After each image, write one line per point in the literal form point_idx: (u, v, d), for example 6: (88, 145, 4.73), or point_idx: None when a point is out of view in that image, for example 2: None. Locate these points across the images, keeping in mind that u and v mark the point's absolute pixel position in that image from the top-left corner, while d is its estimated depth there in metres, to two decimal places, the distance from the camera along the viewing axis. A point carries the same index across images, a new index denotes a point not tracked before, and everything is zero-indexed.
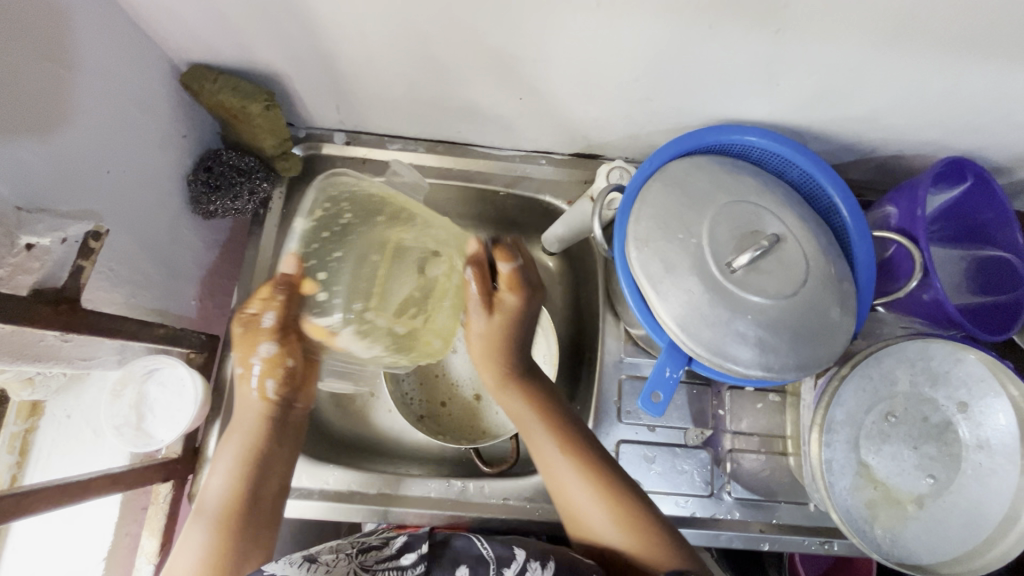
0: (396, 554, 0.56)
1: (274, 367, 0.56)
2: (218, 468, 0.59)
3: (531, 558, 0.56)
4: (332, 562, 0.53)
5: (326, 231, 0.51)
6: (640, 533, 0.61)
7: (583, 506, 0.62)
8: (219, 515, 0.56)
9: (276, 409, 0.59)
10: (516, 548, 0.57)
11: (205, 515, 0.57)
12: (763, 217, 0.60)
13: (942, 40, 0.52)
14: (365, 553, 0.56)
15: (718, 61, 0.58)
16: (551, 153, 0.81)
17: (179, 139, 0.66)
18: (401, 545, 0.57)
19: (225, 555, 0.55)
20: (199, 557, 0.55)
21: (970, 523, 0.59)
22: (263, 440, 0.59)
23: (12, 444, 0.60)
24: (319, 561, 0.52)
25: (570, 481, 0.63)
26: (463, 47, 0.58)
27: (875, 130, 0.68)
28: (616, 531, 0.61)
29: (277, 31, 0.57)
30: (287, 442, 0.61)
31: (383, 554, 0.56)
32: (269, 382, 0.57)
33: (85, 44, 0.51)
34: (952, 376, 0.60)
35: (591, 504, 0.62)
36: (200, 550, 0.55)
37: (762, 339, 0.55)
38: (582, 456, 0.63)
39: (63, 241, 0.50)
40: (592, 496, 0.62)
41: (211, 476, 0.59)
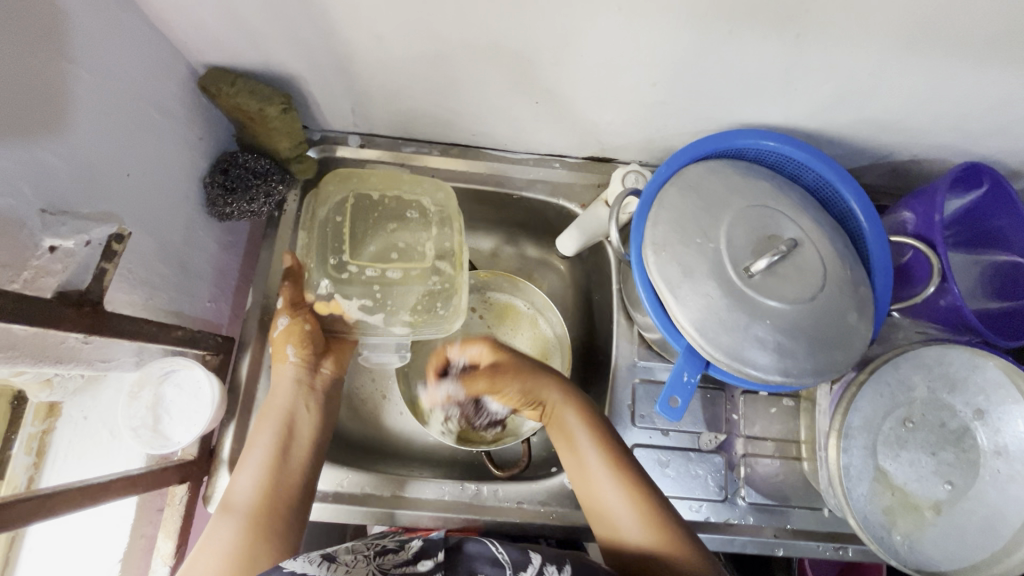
0: (414, 559, 0.54)
1: (294, 333, 0.69)
2: (254, 452, 0.63)
3: (548, 562, 0.55)
4: (351, 562, 0.53)
5: (319, 232, 0.74)
6: (670, 535, 0.59)
7: (610, 504, 0.62)
8: (254, 499, 0.60)
9: (305, 373, 0.69)
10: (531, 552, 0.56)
11: (237, 507, 0.59)
12: (781, 222, 0.59)
13: (962, 46, 0.52)
14: (382, 556, 0.55)
15: (736, 66, 0.58)
16: (564, 156, 0.81)
17: (196, 141, 0.67)
18: (418, 549, 0.56)
19: (260, 545, 0.56)
20: (235, 538, 0.56)
21: (988, 529, 0.59)
22: (291, 406, 0.67)
23: (30, 445, 0.61)
24: (338, 560, 0.53)
25: (603, 480, 0.62)
26: (481, 51, 0.58)
27: (892, 135, 0.68)
28: (643, 532, 0.59)
29: (297, 35, 0.57)
30: (314, 411, 0.69)
31: (401, 558, 0.55)
32: (290, 346, 0.69)
33: (107, 49, 0.51)
34: (970, 383, 0.60)
35: (621, 503, 0.61)
36: (232, 537, 0.56)
37: (780, 344, 0.55)
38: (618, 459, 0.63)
39: (86, 243, 0.50)
40: (622, 495, 0.61)
41: (242, 475, 0.62)
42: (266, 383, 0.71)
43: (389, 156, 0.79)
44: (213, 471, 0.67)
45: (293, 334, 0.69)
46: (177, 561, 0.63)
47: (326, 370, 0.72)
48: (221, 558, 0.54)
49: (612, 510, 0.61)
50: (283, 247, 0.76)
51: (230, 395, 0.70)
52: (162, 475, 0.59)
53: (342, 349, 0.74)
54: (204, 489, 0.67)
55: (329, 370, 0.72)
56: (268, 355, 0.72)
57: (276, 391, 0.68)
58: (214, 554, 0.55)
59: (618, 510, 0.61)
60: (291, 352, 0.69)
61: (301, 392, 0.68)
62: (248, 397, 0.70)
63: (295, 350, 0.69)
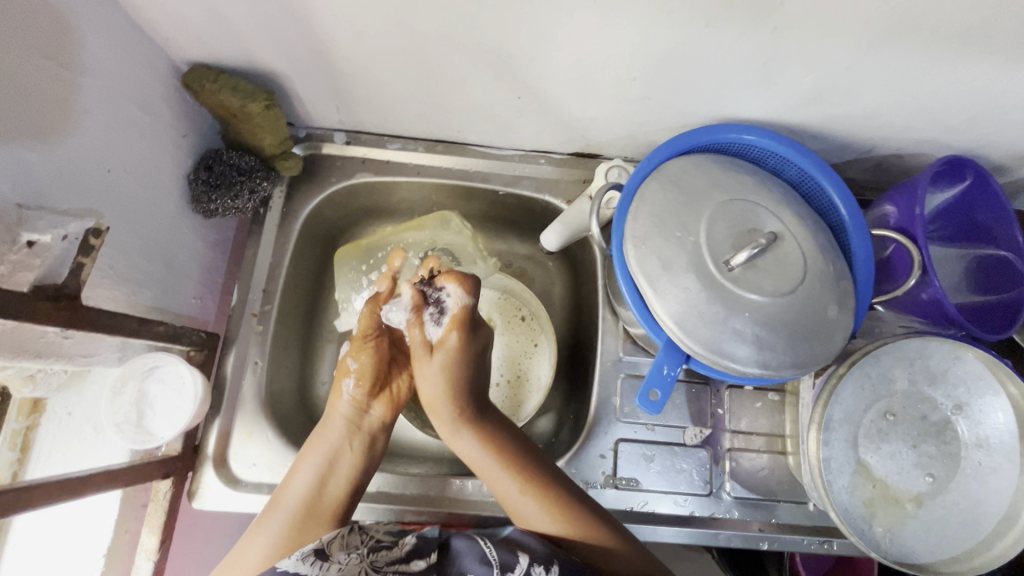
0: (407, 558, 0.56)
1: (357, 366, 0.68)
2: (302, 466, 0.63)
3: (535, 563, 0.55)
4: (344, 561, 0.55)
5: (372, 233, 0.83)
6: (575, 519, 0.62)
7: (516, 497, 0.64)
8: (292, 512, 0.61)
9: (359, 411, 0.68)
10: (520, 553, 0.57)
11: (281, 511, 0.61)
12: (761, 216, 0.60)
13: (939, 38, 0.52)
14: (377, 552, 0.56)
15: (715, 59, 0.58)
16: (549, 152, 0.81)
17: (180, 138, 0.67)
18: (411, 547, 0.57)
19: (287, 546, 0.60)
20: (271, 549, 0.59)
21: (970, 521, 0.59)
22: (340, 439, 0.65)
23: (13, 441, 0.59)
24: (331, 560, 0.55)
25: (502, 478, 0.65)
26: (460, 47, 0.59)
27: (873, 129, 0.68)
28: (552, 519, 0.63)
29: (277, 31, 0.57)
30: (359, 447, 0.66)
31: (394, 555, 0.56)
32: (349, 377, 0.68)
33: (86, 44, 0.52)
34: (951, 375, 0.60)
35: (522, 497, 0.63)
36: (272, 543, 0.60)
37: (759, 337, 0.55)
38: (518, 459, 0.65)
39: (63, 238, 0.49)
40: (523, 489, 0.64)
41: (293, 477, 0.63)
42: (250, 379, 0.71)
43: (375, 153, 0.79)
44: (198, 467, 0.67)
45: (358, 350, 0.69)
46: (161, 557, 0.63)
47: (376, 412, 0.69)
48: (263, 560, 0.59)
49: (516, 503, 0.64)
50: (269, 244, 0.76)
51: (214, 391, 0.70)
52: (144, 470, 0.59)
53: (395, 390, 0.71)
54: (189, 484, 0.67)
55: (379, 412, 0.70)
56: (254, 352, 0.72)
57: (331, 424, 0.66)
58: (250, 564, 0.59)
59: (525, 505, 0.63)
60: (349, 386, 0.68)
61: (349, 431, 0.66)
62: (233, 393, 0.70)
63: (353, 384, 0.68)
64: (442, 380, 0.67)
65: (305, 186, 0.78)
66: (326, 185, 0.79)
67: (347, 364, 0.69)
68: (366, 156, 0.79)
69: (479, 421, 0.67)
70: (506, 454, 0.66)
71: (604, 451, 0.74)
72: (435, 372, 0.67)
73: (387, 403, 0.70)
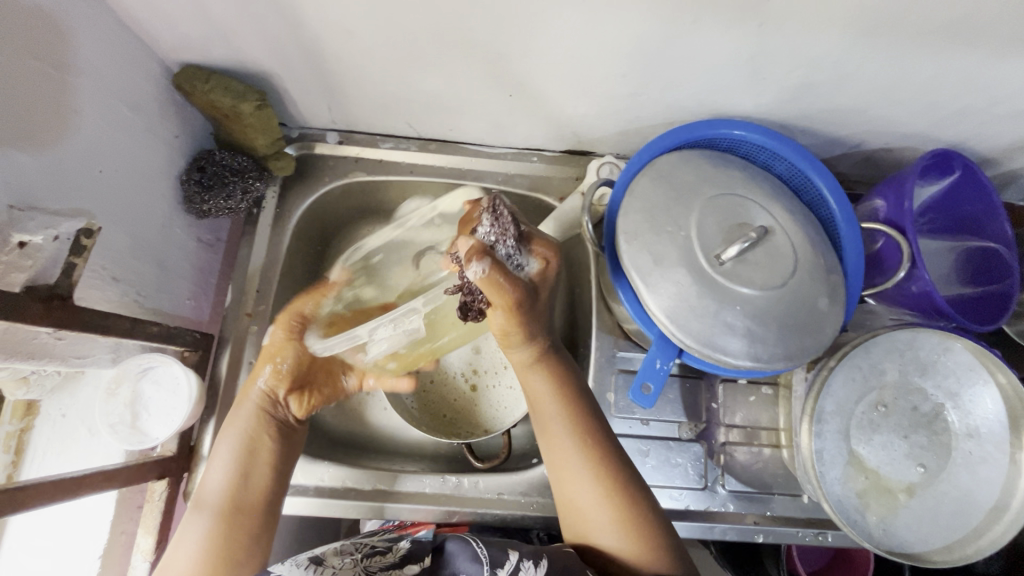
0: (400, 564, 0.53)
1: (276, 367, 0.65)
2: (219, 457, 0.60)
3: (525, 558, 0.54)
4: (339, 565, 0.53)
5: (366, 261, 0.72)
6: (641, 528, 0.59)
7: (588, 507, 0.60)
8: (221, 506, 0.58)
9: (275, 401, 0.65)
10: (510, 550, 0.55)
11: (207, 509, 0.58)
12: (751, 209, 0.60)
13: (923, 32, 0.53)
14: (371, 557, 0.55)
15: (704, 55, 0.58)
16: (542, 150, 0.81)
17: (171, 139, 0.67)
18: (404, 551, 0.55)
19: (219, 552, 0.55)
20: (202, 545, 0.55)
21: (961, 512, 0.60)
22: (261, 426, 0.63)
23: (8, 443, 0.60)
24: (325, 563, 0.53)
25: (580, 483, 0.60)
26: (451, 45, 0.59)
27: (861, 123, 0.69)
28: (624, 540, 0.58)
29: (268, 31, 0.57)
30: (280, 427, 0.64)
31: (387, 561, 0.54)
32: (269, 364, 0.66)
33: (75, 46, 0.52)
34: (940, 366, 0.61)
35: (599, 509, 0.59)
36: (206, 538, 0.55)
37: (750, 330, 0.56)
38: (596, 452, 0.61)
39: (55, 239, 0.50)
40: (600, 498, 0.59)
41: (210, 471, 0.60)
42: (246, 379, 0.71)
43: (367, 152, 0.79)
44: (194, 467, 0.67)
45: (274, 352, 0.66)
46: (157, 558, 0.63)
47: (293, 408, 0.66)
48: (193, 563, 0.54)
49: (585, 512, 0.60)
50: (262, 244, 0.76)
51: (210, 391, 0.70)
52: (140, 471, 0.59)
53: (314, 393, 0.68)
54: (185, 485, 0.67)
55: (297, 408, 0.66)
56: (248, 354, 0.72)
57: (240, 411, 0.63)
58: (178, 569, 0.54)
59: (594, 513, 0.59)
60: (265, 375, 0.65)
61: (270, 415, 0.64)
62: (228, 394, 0.70)
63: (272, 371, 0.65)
64: (551, 373, 0.64)
65: (299, 187, 0.79)
66: (320, 185, 0.79)
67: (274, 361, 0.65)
68: (358, 156, 0.80)
69: (575, 411, 0.63)
70: (587, 451, 0.61)
71: None
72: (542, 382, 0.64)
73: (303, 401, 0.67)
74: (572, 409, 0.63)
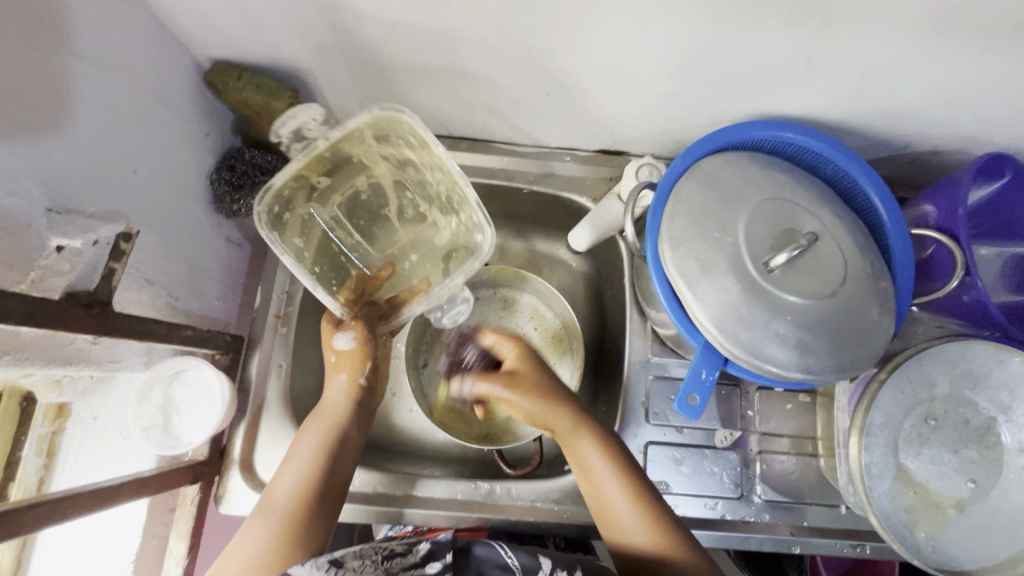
0: (421, 562, 0.50)
1: (358, 364, 0.67)
2: (295, 456, 0.61)
3: (557, 568, 0.52)
4: (359, 567, 0.49)
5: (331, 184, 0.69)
6: (668, 531, 0.58)
7: (617, 512, 0.60)
8: (294, 498, 0.58)
9: (361, 395, 0.67)
10: (540, 558, 0.53)
11: (273, 508, 0.57)
12: (801, 215, 0.58)
13: (991, 32, 0.51)
14: (392, 558, 0.51)
15: (755, 54, 0.56)
16: (575, 149, 0.79)
17: (202, 137, 0.66)
18: (426, 551, 0.51)
19: (287, 547, 0.54)
20: (269, 541, 0.54)
21: (1011, 529, 0.58)
22: (341, 418, 0.64)
23: (39, 445, 0.59)
24: (347, 565, 0.49)
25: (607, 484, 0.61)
26: (493, 43, 0.57)
27: (912, 125, 0.66)
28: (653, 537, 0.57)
29: (306, 27, 0.56)
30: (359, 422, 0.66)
31: (409, 561, 0.50)
32: (350, 366, 0.66)
33: (111, 43, 0.50)
34: (993, 379, 0.59)
35: (625, 507, 0.59)
36: (269, 536, 0.55)
37: (801, 340, 0.54)
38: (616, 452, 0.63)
39: (94, 243, 0.48)
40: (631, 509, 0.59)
41: (282, 471, 0.60)
42: (276, 382, 0.70)
43: None
44: (224, 471, 0.66)
45: (363, 351, 0.67)
46: (190, 563, 0.62)
47: (375, 396, 0.70)
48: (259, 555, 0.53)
49: (617, 518, 0.60)
50: None
51: (240, 394, 0.69)
52: (173, 476, 0.58)
53: (382, 372, 0.72)
54: (216, 489, 0.66)
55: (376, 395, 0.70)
56: (278, 357, 0.71)
57: (327, 408, 0.65)
58: (243, 557, 0.53)
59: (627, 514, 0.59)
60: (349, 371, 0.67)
61: (356, 409, 0.66)
62: (258, 397, 0.69)
63: (354, 371, 0.67)
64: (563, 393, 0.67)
65: None
66: None
67: (356, 357, 0.67)
68: None
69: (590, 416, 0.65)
70: (609, 450, 0.63)
71: (633, 454, 0.73)
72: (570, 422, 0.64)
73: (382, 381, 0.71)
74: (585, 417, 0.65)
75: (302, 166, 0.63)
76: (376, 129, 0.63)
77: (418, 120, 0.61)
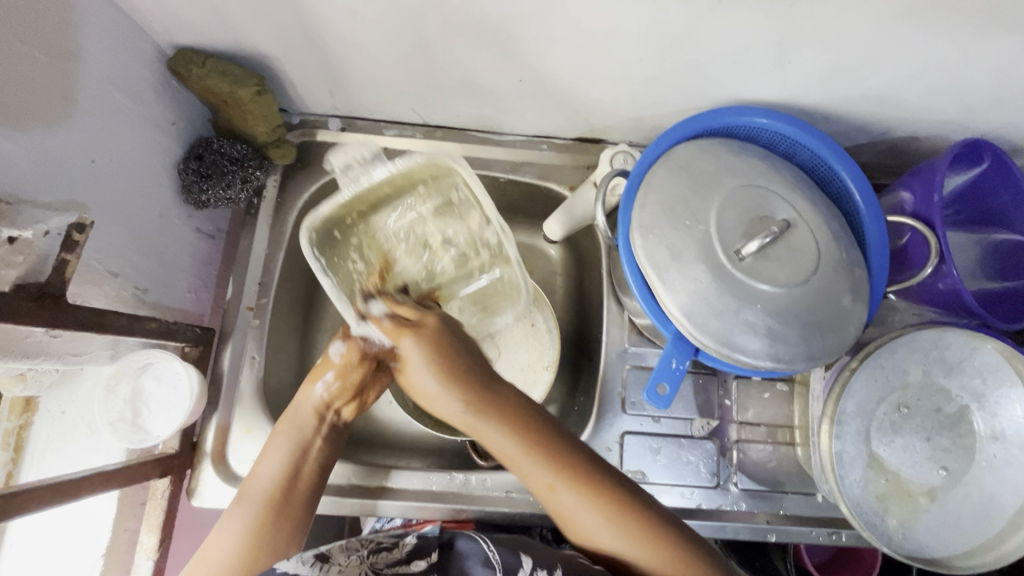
0: (407, 560, 0.51)
1: (343, 378, 0.60)
2: (271, 448, 0.58)
3: (539, 566, 0.49)
4: (344, 562, 0.51)
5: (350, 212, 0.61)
6: (659, 539, 0.53)
7: (588, 525, 0.55)
8: (263, 499, 0.55)
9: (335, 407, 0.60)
10: (524, 555, 0.51)
11: (249, 498, 0.56)
12: (774, 203, 0.57)
13: (963, 13, 0.50)
14: (378, 553, 0.52)
15: (726, 38, 0.55)
16: (551, 137, 0.78)
17: (167, 126, 0.64)
18: (413, 547, 0.53)
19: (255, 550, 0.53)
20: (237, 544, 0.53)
21: (983, 516, 0.58)
22: (315, 431, 0.59)
23: (7, 440, 0.61)
24: (331, 561, 0.50)
25: (571, 500, 0.54)
26: (458, 27, 0.56)
27: (890, 110, 0.65)
28: (632, 545, 0.53)
29: (266, 12, 0.54)
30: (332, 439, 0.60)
31: (396, 557, 0.52)
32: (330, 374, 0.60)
33: (64, 29, 0.49)
34: (965, 366, 0.59)
35: (596, 521, 0.54)
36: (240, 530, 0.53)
37: (771, 329, 0.53)
38: (564, 459, 0.55)
39: (46, 234, 0.48)
40: (602, 518, 0.54)
41: (261, 461, 0.58)
42: (248, 374, 0.69)
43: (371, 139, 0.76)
44: (196, 463, 0.66)
45: (344, 370, 0.60)
46: (161, 557, 0.62)
47: (347, 413, 0.62)
48: (230, 559, 0.52)
49: (581, 522, 0.55)
50: (263, 236, 0.73)
51: (212, 387, 0.68)
52: (141, 470, 0.58)
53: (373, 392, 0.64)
54: (188, 482, 0.65)
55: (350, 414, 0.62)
56: (251, 349, 0.70)
57: (297, 415, 0.59)
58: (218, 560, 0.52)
59: (594, 524, 0.54)
60: (326, 384, 0.60)
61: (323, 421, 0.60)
62: (231, 389, 0.68)
63: (332, 381, 0.60)
64: (497, 412, 0.56)
65: (302, 175, 0.76)
66: (322, 174, 0.76)
67: (342, 374, 0.60)
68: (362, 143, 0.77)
69: (536, 431, 0.56)
70: (551, 458, 0.55)
71: (610, 444, 0.72)
72: (500, 432, 0.56)
73: (358, 402, 0.62)
74: (524, 428, 0.56)
75: (357, 198, 0.59)
76: (428, 175, 0.62)
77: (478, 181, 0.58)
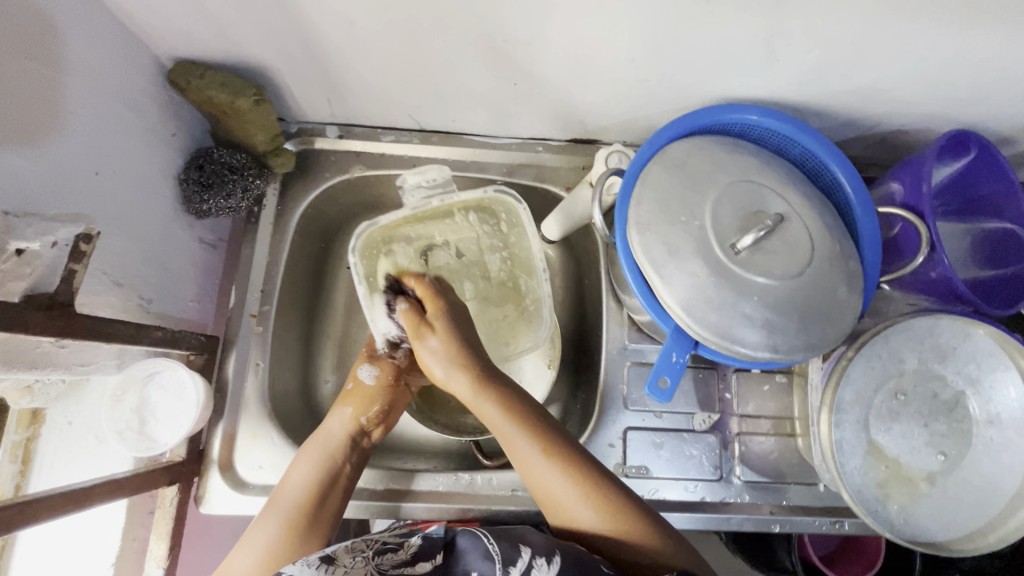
0: (411, 559, 0.51)
1: (370, 404, 0.68)
2: (299, 463, 0.62)
3: (537, 554, 0.50)
4: (350, 564, 0.50)
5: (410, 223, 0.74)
6: (627, 516, 0.55)
7: (565, 499, 0.56)
8: (294, 507, 0.59)
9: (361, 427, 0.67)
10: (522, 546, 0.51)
11: (278, 506, 0.59)
12: (767, 197, 0.58)
13: (944, 8, 0.51)
14: (383, 554, 0.52)
15: (715, 37, 0.56)
16: (547, 140, 0.80)
17: (168, 137, 0.65)
18: (416, 549, 0.52)
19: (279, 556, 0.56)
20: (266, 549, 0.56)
21: (982, 499, 0.59)
22: (342, 451, 0.64)
23: (13, 452, 0.63)
24: (337, 562, 0.49)
25: (547, 473, 0.57)
26: (454, 33, 0.57)
27: (878, 104, 0.67)
28: (597, 514, 0.55)
29: (265, 23, 0.55)
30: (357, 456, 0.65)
31: (400, 557, 0.52)
32: (360, 401, 0.68)
33: (66, 44, 0.50)
34: (960, 352, 0.60)
35: (570, 494, 0.56)
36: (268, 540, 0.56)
37: (769, 320, 0.54)
38: (541, 430, 0.59)
39: (52, 245, 0.48)
40: (568, 483, 0.56)
41: (291, 474, 0.62)
42: (253, 381, 0.70)
43: (369, 145, 0.78)
44: (203, 471, 0.66)
45: (375, 394, 0.69)
46: (170, 563, 0.62)
47: (374, 435, 0.69)
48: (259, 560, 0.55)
49: (554, 495, 0.57)
50: (264, 244, 0.74)
51: (217, 395, 0.69)
52: (150, 478, 0.59)
53: (395, 416, 0.71)
54: (196, 489, 0.66)
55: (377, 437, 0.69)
56: (255, 355, 0.71)
57: (327, 431, 0.65)
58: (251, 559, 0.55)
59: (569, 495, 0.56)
60: (358, 407, 0.68)
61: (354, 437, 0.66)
62: (236, 396, 0.69)
63: (360, 407, 0.68)
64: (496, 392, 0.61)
65: (301, 182, 0.77)
66: (322, 181, 0.77)
67: (368, 400, 0.68)
68: (361, 149, 0.78)
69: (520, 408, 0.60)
70: (529, 425, 0.59)
71: (613, 440, 0.73)
72: (494, 407, 0.60)
73: (386, 425, 0.70)
74: (511, 405, 0.61)
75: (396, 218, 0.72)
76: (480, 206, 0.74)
77: (527, 213, 0.73)
